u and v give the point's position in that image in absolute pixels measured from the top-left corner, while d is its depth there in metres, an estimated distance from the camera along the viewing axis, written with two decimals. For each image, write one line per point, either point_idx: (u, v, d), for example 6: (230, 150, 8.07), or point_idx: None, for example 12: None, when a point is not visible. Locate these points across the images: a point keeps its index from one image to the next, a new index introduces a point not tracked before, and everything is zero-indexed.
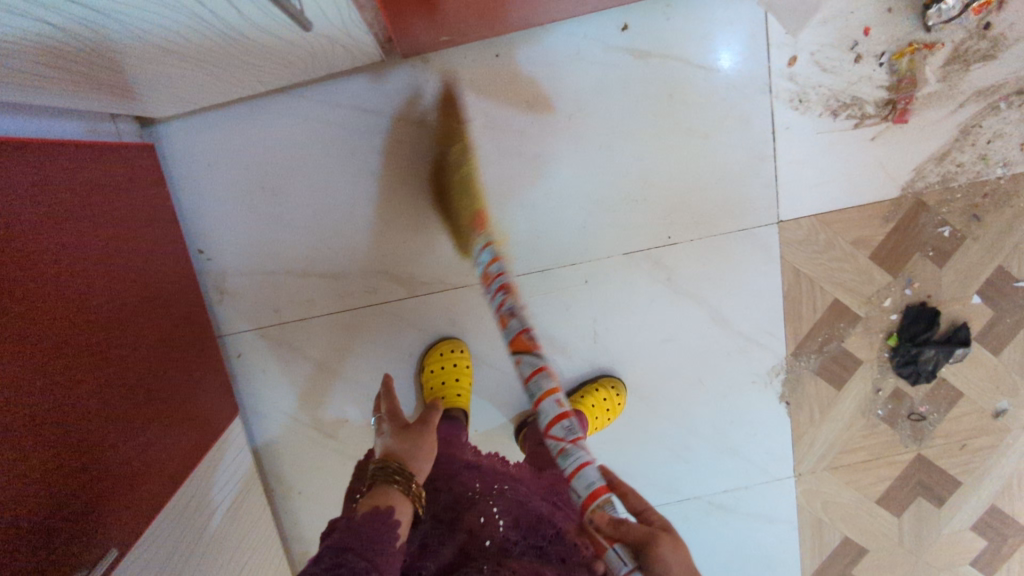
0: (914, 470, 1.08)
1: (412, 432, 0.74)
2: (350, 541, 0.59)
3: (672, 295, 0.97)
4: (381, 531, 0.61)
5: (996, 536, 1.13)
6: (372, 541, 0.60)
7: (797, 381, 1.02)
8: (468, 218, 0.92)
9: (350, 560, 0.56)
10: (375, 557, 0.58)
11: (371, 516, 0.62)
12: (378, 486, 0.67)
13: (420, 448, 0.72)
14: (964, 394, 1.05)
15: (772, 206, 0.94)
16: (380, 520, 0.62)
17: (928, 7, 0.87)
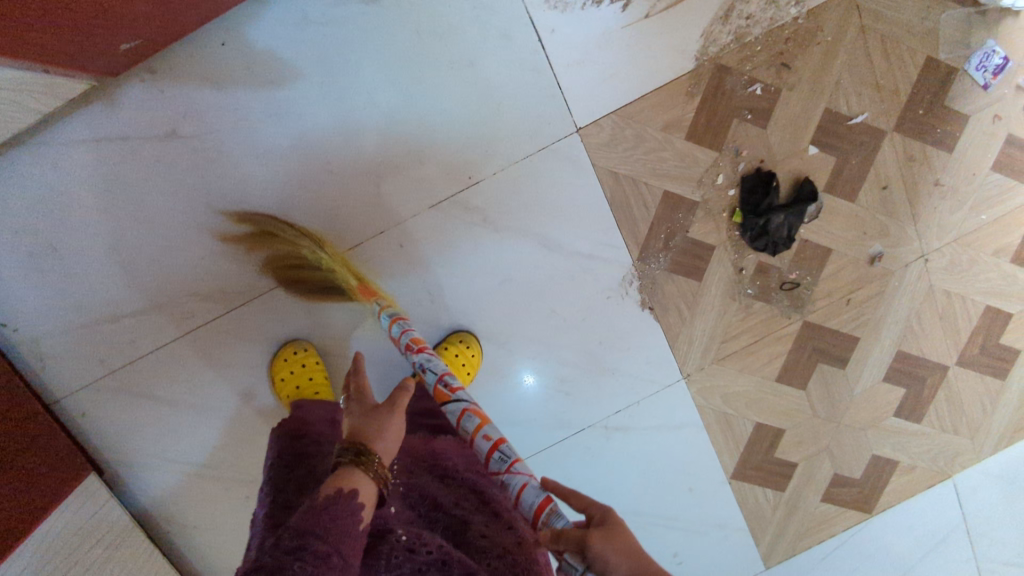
0: (806, 338, 1.04)
1: (382, 411, 0.62)
2: (311, 525, 0.51)
3: (495, 235, 0.92)
4: (346, 514, 0.53)
5: (912, 380, 1.09)
6: (334, 527, 0.52)
7: (653, 284, 0.98)
8: (259, 217, 0.88)
9: (309, 544, 0.49)
10: (338, 541, 0.51)
11: (335, 498, 0.54)
12: (343, 466, 0.57)
13: (390, 425, 0.61)
14: (833, 249, 1.00)
15: (564, 116, 0.89)
16: (347, 503, 0.54)
17: None
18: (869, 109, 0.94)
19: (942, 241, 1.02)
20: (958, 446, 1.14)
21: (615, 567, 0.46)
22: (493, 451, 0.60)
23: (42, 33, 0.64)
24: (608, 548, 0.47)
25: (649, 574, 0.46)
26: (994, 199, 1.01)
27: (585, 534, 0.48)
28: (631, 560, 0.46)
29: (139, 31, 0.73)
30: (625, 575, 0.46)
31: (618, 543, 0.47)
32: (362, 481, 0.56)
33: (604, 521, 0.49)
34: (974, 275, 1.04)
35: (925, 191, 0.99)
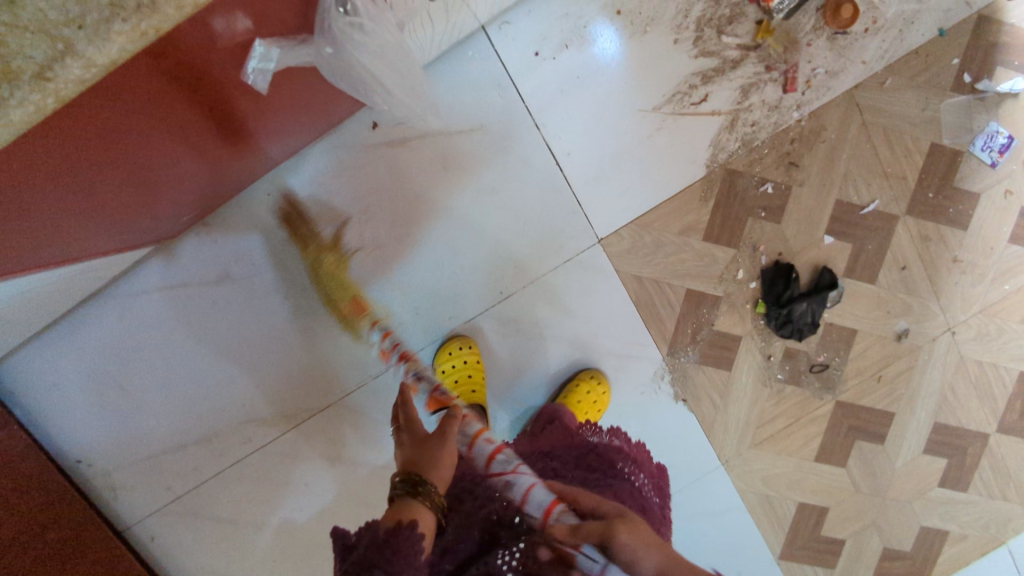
0: (841, 417, 1.05)
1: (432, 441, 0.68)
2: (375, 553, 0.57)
3: (529, 342, 0.97)
4: (408, 544, 0.58)
5: (954, 450, 1.09)
6: (394, 555, 0.57)
7: (684, 377, 1.01)
8: (307, 345, 0.94)
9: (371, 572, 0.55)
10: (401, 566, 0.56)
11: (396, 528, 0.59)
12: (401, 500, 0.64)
13: (439, 456, 0.67)
14: (858, 329, 1.02)
15: (585, 230, 0.94)
16: (407, 532, 0.59)
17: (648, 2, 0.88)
18: (880, 196, 0.98)
19: (966, 313, 1.03)
20: (1009, 511, 1.13)
21: None
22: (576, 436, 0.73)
23: (124, 221, 0.74)
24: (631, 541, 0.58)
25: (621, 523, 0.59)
26: (1014, 270, 1.02)
27: None
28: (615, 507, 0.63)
29: (195, 206, 0.83)
30: None
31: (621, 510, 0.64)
32: (417, 513, 0.62)
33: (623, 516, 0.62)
34: (1004, 343, 1.05)
35: (944, 268, 1.01)
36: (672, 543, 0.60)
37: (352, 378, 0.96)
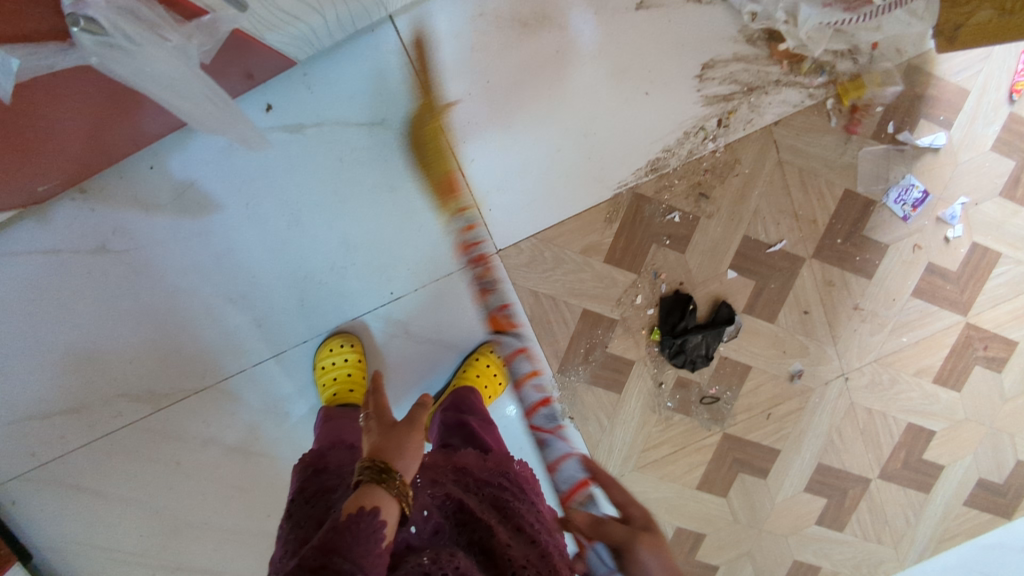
0: (726, 449, 1.05)
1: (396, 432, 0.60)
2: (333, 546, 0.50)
3: (417, 344, 0.96)
4: (368, 535, 0.51)
5: (834, 492, 1.10)
6: (357, 543, 0.51)
7: (573, 395, 1.00)
8: (186, 325, 0.91)
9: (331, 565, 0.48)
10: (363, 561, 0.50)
11: (358, 517, 0.52)
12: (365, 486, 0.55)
13: (404, 449, 0.59)
14: (752, 365, 1.02)
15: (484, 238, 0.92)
16: (371, 521, 0.53)
17: (567, 12, 0.86)
18: (788, 237, 0.96)
19: (862, 360, 1.04)
20: (881, 554, 1.15)
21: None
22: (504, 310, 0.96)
23: None
24: (609, 490, 0.61)
25: (620, 525, 0.57)
26: (913, 324, 1.02)
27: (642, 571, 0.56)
28: (617, 495, 0.60)
29: (61, 174, 0.78)
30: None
31: (616, 489, 0.60)
32: (384, 500, 0.55)
33: (650, 530, 0.57)
34: (895, 393, 1.06)
35: (844, 314, 1.01)
36: (643, 528, 0.58)
37: (230, 363, 0.93)
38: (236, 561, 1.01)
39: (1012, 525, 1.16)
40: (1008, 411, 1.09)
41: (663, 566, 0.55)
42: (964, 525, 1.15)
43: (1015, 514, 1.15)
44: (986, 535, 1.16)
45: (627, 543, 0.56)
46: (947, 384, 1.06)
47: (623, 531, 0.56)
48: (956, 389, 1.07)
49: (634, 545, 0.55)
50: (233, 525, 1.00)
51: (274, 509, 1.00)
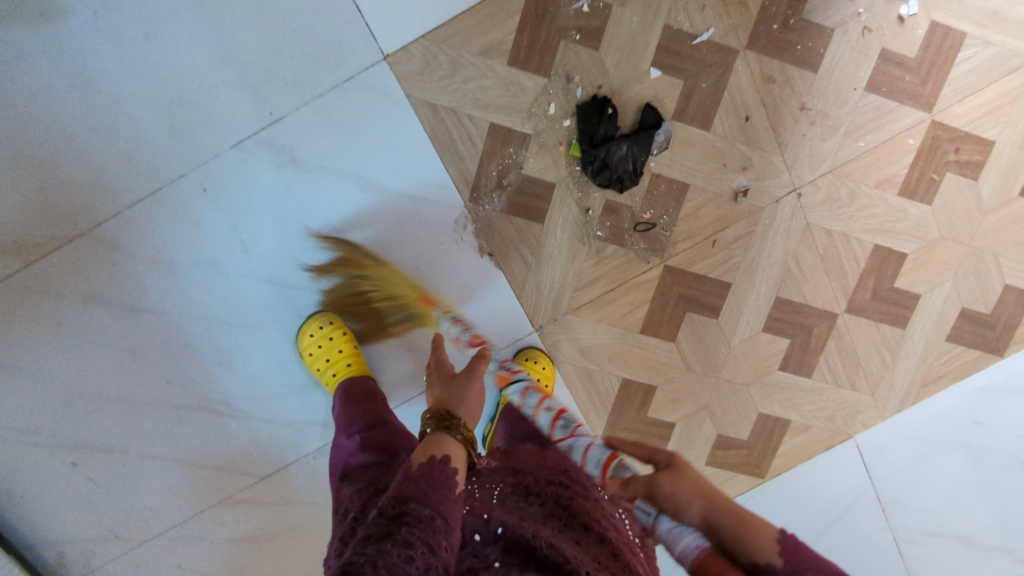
0: (670, 284, 0.95)
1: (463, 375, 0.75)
2: (411, 493, 0.55)
3: (308, 174, 0.86)
4: (442, 478, 0.57)
5: (798, 330, 0.99)
6: (433, 485, 0.56)
7: (490, 228, 0.90)
8: (48, 164, 0.83)
9: (411, 510, 0.52)
10: (437, 504, 0.54)
11: (430, 464, 0.58)
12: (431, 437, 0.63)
13: (466, 393, 0.72)
14: (689, 184, 0.91)
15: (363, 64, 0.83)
16: (439, 468, 0.58)
17: None
18: (715, 25, 0.86)
19: (814, 173, 0.92)
20: (858, 403, 1.04)
21: (689, 511, 0.57)
22: (617, 344, 0.78)
23: None
24: (671, 494, 0.58)
25: (743, 537, 0.53)
26: (870, 124, 0.91)
27: (655, 478, 0.60)
28: (704, 509, 0.56)
29: None
30: (700, 515, 0.56)
31: (673, 488, 0.58)
32: (449, 448, 0.62)
33: (673, 463, 0.61)
34: (856, 210, 0.94)
35: (788, 117, 0.90)
36: (796, 568, 0.50)
37: (102, 205, 0.85)
38: (142, 435, 0.95)
39: (1004, 362, 1.04)
40: (989, 227, 0.97)
41: (695, 487, 0.58)
42: (950, 365, 1.03)
43: (1007, 349, 1.03)
44: (975, 375, 1.04)
45: (761, 558, 0.52)
46: (916, 197, 0.95)
47: (748, 541, 0.53)
48: (928, 202, 0.95)
49: (761, 543, 0.52)
50: (130, 395, 0.93)
51: (173, 376, 0.93)
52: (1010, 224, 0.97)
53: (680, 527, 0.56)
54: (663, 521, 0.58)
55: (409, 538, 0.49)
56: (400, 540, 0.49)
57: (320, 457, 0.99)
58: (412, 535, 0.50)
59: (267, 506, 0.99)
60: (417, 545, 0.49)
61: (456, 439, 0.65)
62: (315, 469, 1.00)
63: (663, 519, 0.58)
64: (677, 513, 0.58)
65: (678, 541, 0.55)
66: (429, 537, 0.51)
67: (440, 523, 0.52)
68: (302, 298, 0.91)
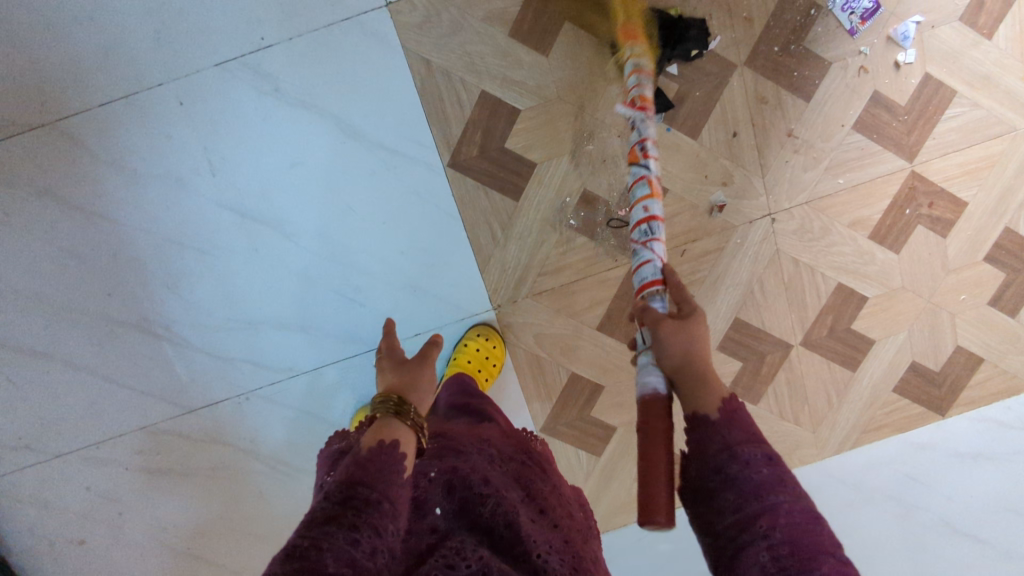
0: (633, 286, 0.95)
1: (415, 364, 0.67)
2: (358, 474, 0.52)
3: (287, 105, 0.85)
4: (393, 462, 0.54)
5: (751, 355, 0.99)
6: (386, 472, 0.52)
7: (464, 197, 0.90)
8: (30, 47, 0.83)
9: (358, 494, 0.49)
10: (387, 489, 0.51)
11: (382, 448, 0.54)
12: (381, 419, 0.58)
13: (420, 377, 0.65)
14: (668, 189, 0.91)
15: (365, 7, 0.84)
16: (389, 452, 0.54)
17: None
18: (718, 36, 0.87)
19: (792, 201, 0.93)
20: (798, 439, 1.04)
21: (667, 352, 0.57)
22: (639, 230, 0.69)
23: None
24: (669, 339, 0.57)
25: (694, 393, 0.54)
26: (852, 163, 0.92)
27: (661, 319, 0.58)
28: (681, 359, 0.56)
29: None
30: (673, 362, 0.56)
31: (675, 334, 0.57)
32: (398, 433, 0.57)
33: (687, 317, 0.59)
34: (826, 246, 0.95)
35: (775, 141, 0.90)
36: (732, 420, 0.51)
37: (73, 97, 0.84)
38: (73, 346, 0.92)
39: (945, 422, 1.05)
40: (951, 286, 0.99)
41: (691, 340, 0.58)
42: (892, 416, 1.04)
43: (950, 410, 1.05)
44: (915, 430, 1.06)
45: (702, 409, 0.52)
46: (885, 243, 0.96)
47: (700, 395, 0.53)
48: (896, 250, 0.96)
49: (706, 397, 0.53)
50: (67, 301, 0.90)
51: (115, 289, 0.90)
52: (971, 286, 0.99)
53: (652, 370, 0.57)
54: (643, 355, 0.59)
55: (356, 523, 0.47)
56: (346, 524, 0.47)
57: (251, 402, 0.96)
58: (359, 519, 0.48)
59: (189, 441, 0.97)
60: (362, 530, 0.47)
61: (407, 423, 0.59)
62: (244, 414, 0.96)
63: (645, 354, 0.59)
64: (656, 347, 0.58)
65: (645, 376, 0.57)
66: (377, 521, 0.48)
67: (389, 506, 0.50)
68: (262, 232, 0.90)
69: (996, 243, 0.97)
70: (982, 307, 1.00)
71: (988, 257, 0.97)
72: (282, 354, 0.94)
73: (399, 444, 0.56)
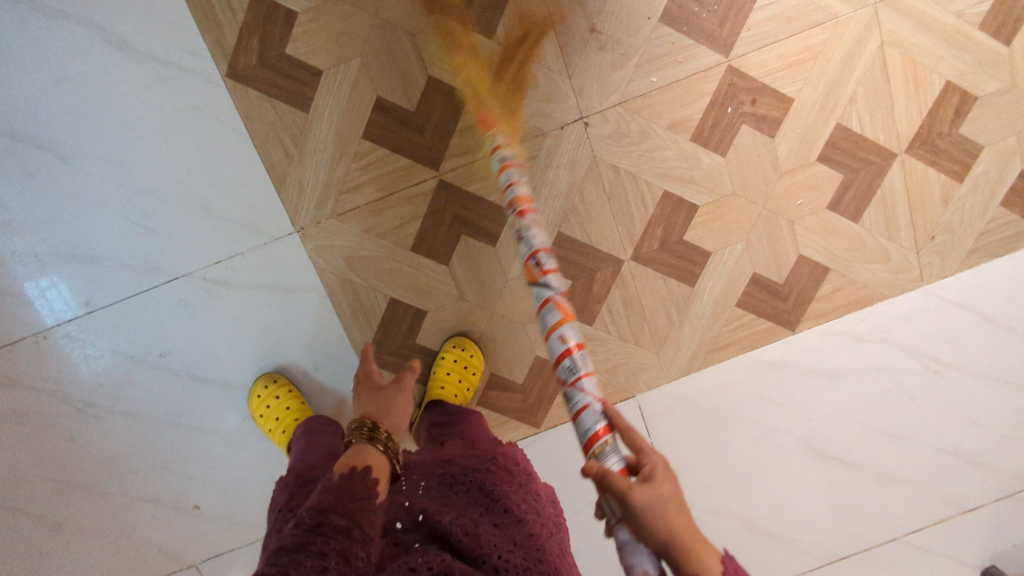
0: (444, 202, 0.90)
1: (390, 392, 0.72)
2: (329, 503, 0.56)
3: (43, 17, 0.82)
4: (362, 489, 0.59)
5: (580, 272, 0.94)
6: (353, 499, 0.58)
7: (248, 110, 0.85)
8: None
9: (329, 520, 0.54)
10: (356, 516, 0.56)
11: (351, 475, 0.60)
12: (356, 445, 0.64)
13: (395, 406, 0.71)
14: (468, 95, 0.87)
15: None
16: (361, 477, 0.60)
17: None
18: None
19: (603, 103, 0.88)
20: (643, 360, 0.98)
21: (650, 531, 0.52)
22: (566, 359, 0.68)
23: None
24: (650, 514, 0.52)
25: (691, 556, 0.50)
26: (663, 58, 0.87)
27: (629, 488, 0.53)
28: (664, 534, 0.51)
29: None
30: (658, 539, 0.51)
31: (652, 501, 0.52)
32: (371, 458, 0.63)
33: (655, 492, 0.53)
34: (645, 150, 0.90)
35: (578, 39, 0.87)
36: None
37: None
38: None
39: (795, 338, 0.99)
40: (785, 190, 0.94)
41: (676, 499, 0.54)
42: (739, 333, 0.99)
43: (799, 325, 0.99)
44: (764, 348, 0.99)
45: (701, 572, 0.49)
46: (709, 146, 0.91)
47: (695, 558, 0.50)
48: (721, 153, 0.91)
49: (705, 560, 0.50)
50: None
51: None
52: (807, 190, 0.94)
53: (635, 544, 0.53)
54: (621, 531, 0.54)
55: (323, 553, 0.51)
56: (313, 554, 0.51)
57: (51, 340, 0.91)
58: (328, 546, 0.52)
59: None
60: (330, 558, 0.51)
61: (378, 449, 0.65)
62: (45, 353, 0.91)
63: (624, 528, 0.54)
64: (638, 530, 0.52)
65: (631, 557, 0.53)
66: (344, 548, 0.53)
67: (357, 533, 0.55)
68: (33, 155, 0.85)
69: (827, 142, 0.92)
70: (822, 211, 0.95)
71: (822, 157, 0.93)
72: (76, 287, 0.89)
73: (371, 468, 0.62)
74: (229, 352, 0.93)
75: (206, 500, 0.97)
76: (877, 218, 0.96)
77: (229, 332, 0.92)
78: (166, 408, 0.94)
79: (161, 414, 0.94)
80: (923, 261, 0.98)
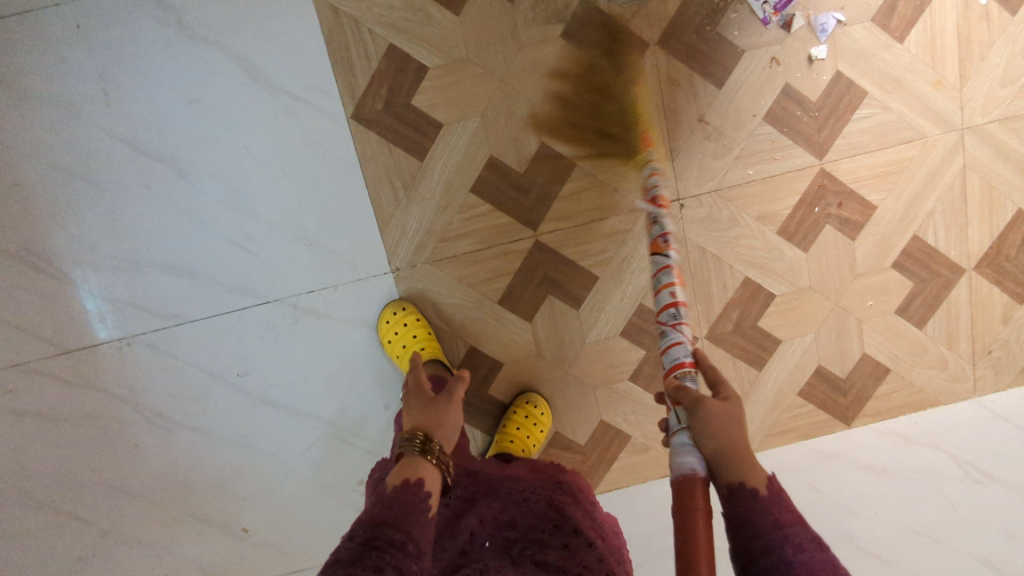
0: (536, 262, 0.93)
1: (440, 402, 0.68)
2: (383, 515, 0.54)
3: (187, 40, 0.86)
4: (412, 502, 0.56)
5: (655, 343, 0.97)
6: (405, 513, 0.55)
7: (366, 151, 0.89)
8: None
9: (383, 533, 0.52)
10: (410, 530, 0.53)
11: (402, 487, 0.57)
12: (407, 456, 0.61)
13: (447, 421, 0.66)
14: (575, 164, 0.91)
15: None
16: (415, 490, 0.57)
17: None
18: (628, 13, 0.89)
19: (699, 188, 0.93)
20: None
21: (709, 439, 0.58)
22: (671, 308, 0.73)
23: None
24: (712, 421, 0.58)
25: (741, 463, 0.56)
26: (761, 154, 0.92)
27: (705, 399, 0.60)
28: (719, 444, 0.57)
29: None
30: (715, 447, 0.57)
31: (722, 414, 0.59)
32: (424, 471, 0.59)
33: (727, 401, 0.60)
34: (733, 237, 0.94)
35: (685, 126, 0.91)
36: (777, 501, 0.53)
37: None
38: None
39: (850, 433, 1.02)
40: (857, 290, 0.98)
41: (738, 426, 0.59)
42: (797, 421, 1.02)
43: (855, 420, 1.02)
44: (819, 439, 1.02)
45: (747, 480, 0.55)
46: (793, 241, 0.95)
47: (747, 470, 0.56)
48: (803, 248, 0.96)
49: (753, 472, 0.56)
50: None
51: None
52: (878, 293, 0.98)
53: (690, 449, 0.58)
54: (681, 434, 0.60)
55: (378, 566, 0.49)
56: (370, 566, 0.48)
57: (133, 348, 0.92)
58: (383, 560, 0.50)
59: (63, 384, 0.92)
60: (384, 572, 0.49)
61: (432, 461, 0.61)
62: (124, 360, 0.92)
63: (682, 435, 0.60)
64: (695, 437, 0.58)
65: (683, 456, 0.58)
66: (398, 563, 0.50)
67: (411, 548, 0.52)
68: (151, 167, 0.88)
69: (903, 250, 0.97)
70: (889, 314, 0.99)
71: (896, 264, 0.97)
72: (168, 298, 0.91)
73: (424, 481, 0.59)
74: (305, 379, 0.94)
75: (255, 524, 0.96)
76: (940, 327, 1.00)
77: (308, 359, 0.93)
78: (234, 427, 0.94)
79: (228, 433, 0.94)
80: (978, 373, 1.02)
